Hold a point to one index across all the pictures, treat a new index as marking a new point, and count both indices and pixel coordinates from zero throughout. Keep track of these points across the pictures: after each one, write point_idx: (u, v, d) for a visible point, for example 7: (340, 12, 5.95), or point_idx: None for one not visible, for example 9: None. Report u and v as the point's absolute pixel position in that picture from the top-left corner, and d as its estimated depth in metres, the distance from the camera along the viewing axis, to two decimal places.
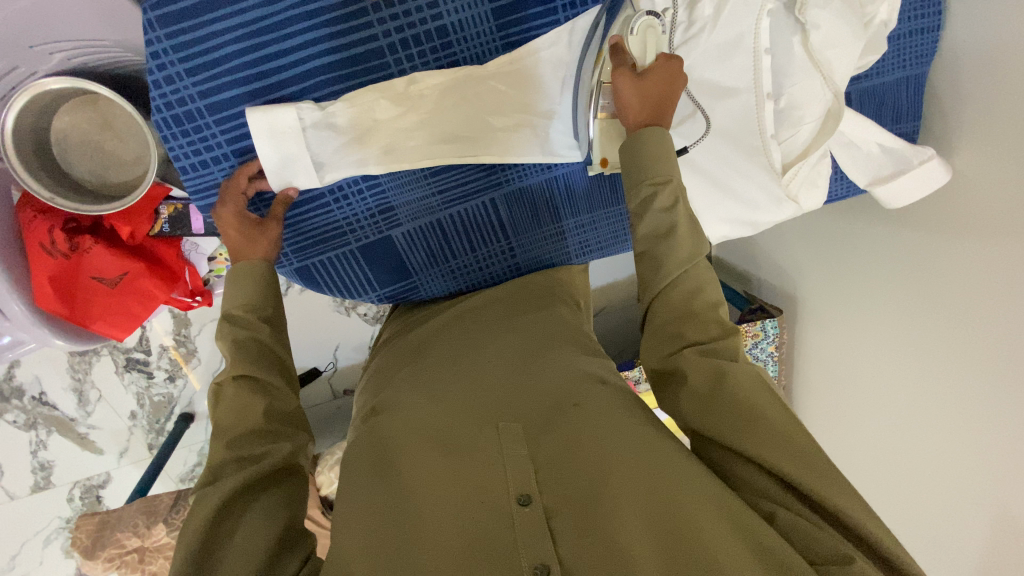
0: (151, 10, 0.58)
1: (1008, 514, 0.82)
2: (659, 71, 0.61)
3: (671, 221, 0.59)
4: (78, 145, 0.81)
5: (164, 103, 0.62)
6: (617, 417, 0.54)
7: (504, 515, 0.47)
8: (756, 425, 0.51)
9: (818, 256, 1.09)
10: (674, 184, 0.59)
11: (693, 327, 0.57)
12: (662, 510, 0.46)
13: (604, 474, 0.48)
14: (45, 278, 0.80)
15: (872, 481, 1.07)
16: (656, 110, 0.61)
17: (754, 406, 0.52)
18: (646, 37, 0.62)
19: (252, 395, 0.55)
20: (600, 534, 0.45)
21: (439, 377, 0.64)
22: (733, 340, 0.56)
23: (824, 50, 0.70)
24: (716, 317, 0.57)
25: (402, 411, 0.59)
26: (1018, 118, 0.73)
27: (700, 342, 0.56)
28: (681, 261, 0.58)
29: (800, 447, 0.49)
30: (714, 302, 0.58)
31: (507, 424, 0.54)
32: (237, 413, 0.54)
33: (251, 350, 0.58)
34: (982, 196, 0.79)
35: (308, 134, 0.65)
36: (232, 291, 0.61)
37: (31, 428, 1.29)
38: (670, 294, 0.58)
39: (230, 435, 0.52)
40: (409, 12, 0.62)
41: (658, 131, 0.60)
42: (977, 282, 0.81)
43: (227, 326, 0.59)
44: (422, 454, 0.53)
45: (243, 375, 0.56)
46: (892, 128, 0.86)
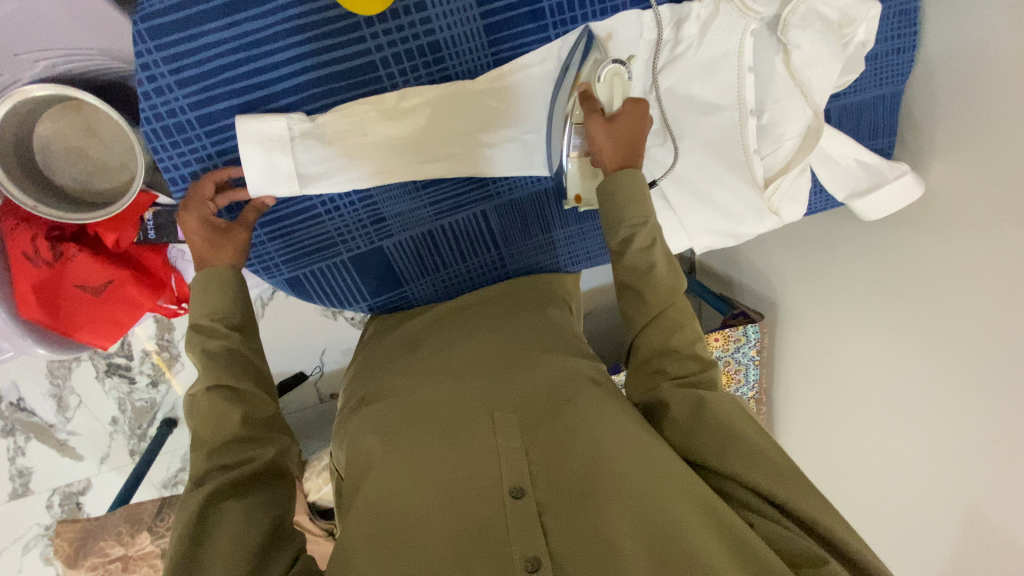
0: (141, 22, 0.58)
1: (976, 512, 0.86)
2: (631, 114, 0.64)
3: (649, 262, 0.62)
4: (62, 152, 0.80)
5: (154, 114, 0.61)
6: (607, 413, 0.55)
7: (497, 507, 0.48)
8: (735, 444, 0.53)
9: (798, 264, 1.13)
10: (652, 227, 0.61)
11: (675, 362, 0.59)
12: (649, 507, 0.47)
13: (595, 471, 0.50)
14: (28, 286, 0.80)
15: (849, 482, 1.10)
16: (631, 150, 0.63)
17: (733, 428, 0.54)
18: (613, 85, 0.65)
19: (228, 403, 0.55)
20: (590, 529, 0.46)
21: (431, 374, 0.65)
22: (712, 373, 0.59)
23: (805, 69, 0.72)
24: (695, 352, 0.59)
25: (394, 409, 0.60)
26: (986, 136, 0.76)
27: (683, 376, 0.58)
28: (662, 297, 0.61)
29: (777, 464, 0.51)
30: (695, 337, 0.60)
31: (501, 416, 0.55)
32: (213, 423, 0.53)
33: (228, 357, 0.58)
34: (954, 209, 0.82)
35: (297, 143, 0.65)
36: (199, 300, 0.60)
37: (9, 434, 1.27)
38: (656, 325, 0.61)
39: (211, 446, 0.52)
40: (402, 27, 0.63)
41: (632, 172, 0.62)
42: (948, 291, 0.84)
43: (202, 336, 0.59)
44: (417, 445, 0.54)
45: (221, 384, 0.56)
46: (869, 143, 0.90)
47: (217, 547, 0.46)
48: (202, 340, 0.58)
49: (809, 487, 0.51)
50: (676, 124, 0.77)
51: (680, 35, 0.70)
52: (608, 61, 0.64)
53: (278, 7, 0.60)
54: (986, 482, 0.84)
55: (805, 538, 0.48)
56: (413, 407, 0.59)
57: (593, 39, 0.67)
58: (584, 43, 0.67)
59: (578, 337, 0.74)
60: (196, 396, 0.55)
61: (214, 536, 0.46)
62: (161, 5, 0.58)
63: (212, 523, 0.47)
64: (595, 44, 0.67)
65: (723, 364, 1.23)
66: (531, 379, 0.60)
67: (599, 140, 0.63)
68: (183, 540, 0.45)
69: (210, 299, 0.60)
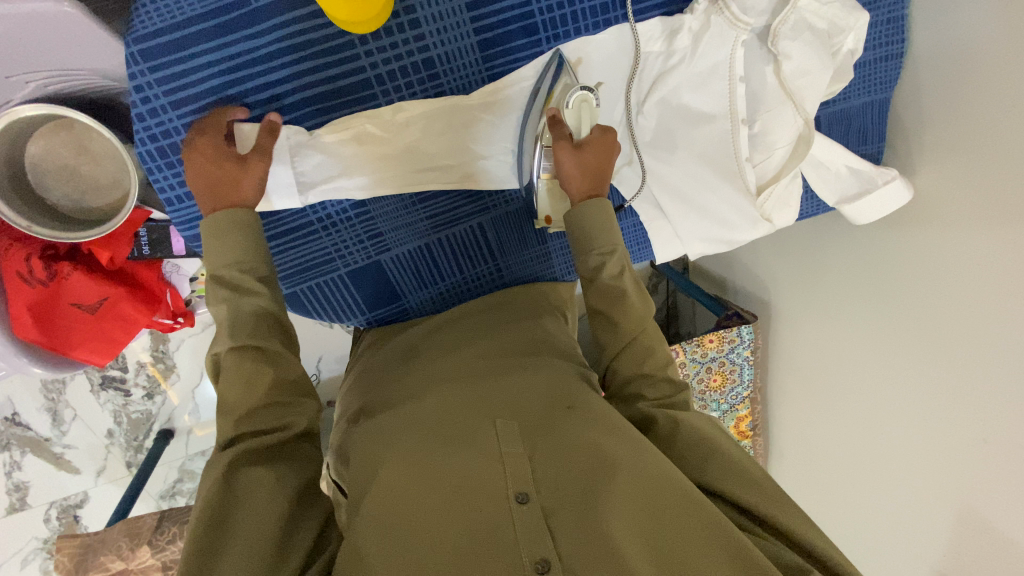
0: (135, 44, 0.58)
1: (964, 508, 0.88)
2: (598, 143, 0.65)
3: (620, 288, 0.63)
4: (54, 170, 0.80)
5: (149, 136, 0.61)
6: (607, 420, 0.56)
7: (503, 511, 0.48)
8: (717, 459, 0.55)
9: (792, 266, 1.15)
10: (620, 254, 0.63)
11: (650, 386, 0.61)
12: (651, 513, 0.48)
13: (599, 476, 0.50)
14: (24, 307, 0.79)
15: (841, 480, 1.12)
16: (598, 178, 0.65)
17: (712, 445, 0.56)
18: (581, 112, 0.67)
19: (257, 366, 0.54)
20: (596, 531, 0.46)
21: (429, 387, 0.65)
22: (685, 395, 0.60)
23: (795, 79, 0.73)
24: (666, 375, 0.61)
25: (395, 420, 0.60)
26: (973, 143, 0.78)
27: (659, 399, 0.60)
28: (633, 324, 0.63)
29: (756, 479, 0.53)
30: (665, 361, 0.62)
31: (504, 424, 0.56)
32: (242, 386, 0.53)
33: (253, 324, 0.56)
34: (939, 212, 0.84)
35: (295, 152, 0.66)
36: (216, 246, 0.56)
37: (4, 450, 1.26)
38: (629, 351, 0.63)
39: (239, 414, 0.52)
40: (396, 45, 0.63)
41: (598, 200, 0.64)
42: (935, 294, 0.86)
43: (229, 295, 0.56)
44: (423, 451, 0.54)
45: (247, 351, 0.54)
46: (859, 149, 0.91)
47: (243, 522, 0.46)
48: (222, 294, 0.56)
49: (788, 503, 0.52)
50: (669, 135, 0.78)
51: (673, 47, 0.71)
52: (576, 88, 0.66)
53: (273, 27, 0.60)
54: (974, 480, 0.86)
55: (787, 549, 0.49)
56: (415, 417, 0.60)
57: (563, 64, 0.68)
58: (554, 66, 0.68)
59: (575, 346, 0.74)
60: (222, 357, 0.54)
61: (238, 514, 0.47)
62: (154, 27, 0.58)
63: (236, 500, 0.47)
64: (567, 70, 0.68)
65: (717, 365, 1.25)
66: (530, 388, 0.61)
67: (567, 167, 0.64)
68: (207, 510, 0.46)
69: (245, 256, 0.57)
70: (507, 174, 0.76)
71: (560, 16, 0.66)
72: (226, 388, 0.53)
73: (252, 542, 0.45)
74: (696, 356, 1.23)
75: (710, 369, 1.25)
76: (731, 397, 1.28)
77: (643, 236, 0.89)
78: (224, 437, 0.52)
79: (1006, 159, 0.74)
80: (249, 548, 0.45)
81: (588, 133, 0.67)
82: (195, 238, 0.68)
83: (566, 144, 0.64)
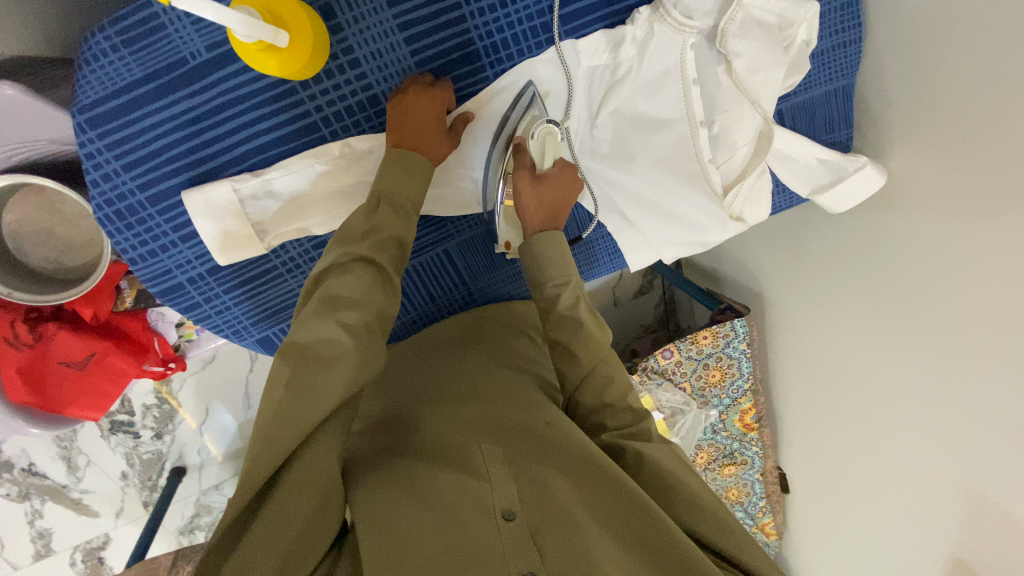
0: (80, 114, 0.59)
1: (972, 491, 0.86)
2: (562, 176, 0.66)
3: (576, 318, 0.63)
4: (31, 234, 0.81)
5: (105, 200, 0.62)
6: (582, 436, 0.58)
7: (490, 528, 0.48)
8: (682, 491, 0.56)
9: (780, 255, 1.13)
10: (574, 285, 0.64)
11: (611, 416, 0.63)
12: (629, 528, 0.50)
13: (579, 494, 0.52)
14: (13, 369, 0.82)
15: (849, 469, 1.10)
16: (554, 210, 0.66)
17: (675, 477, 0.57)
18: (545, 144, 0.69)
19: (378, 284, 0.52)
20: (581, 550, 0.47)
21: (399, 414, 0.63)
22: (646, 424, 0.62)
23: (749, 77, 0.72)
24: (627, 404, 0.63)
25: (374, 439, 0.60)
26: (942, 122, 0.76)
27: (620, 428, 0.62)
28: (592, 355, 0.63)
29: (714, 511, 0.55)
30: (625, 389, 0.63)
31: (489, 445, 0.55)
32: (363, 291, 0.51)
33: (383, 307, 0.52)
34: (914, 194, 0.82)
35: (248, 205, 0.67)
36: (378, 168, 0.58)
37: (24, 499, 1.27)
38: (590, 382, 0.63)
39: (343, 309, 0.49)
40: (339, 86, 0.64)
41: (553, 233, 0.65)
42: (920, 277, 0.84)
43: (365, 269, 0.52)
44: (407, 471, 0.54)
45: (370, 322, 0.50)
46: (826, 138, 0.89)
47: (273, 514, 0.41)
48: (345, 257, 0.52)
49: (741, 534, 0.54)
50: (626, 147, 0.77)
51: (618, 58, 0.70)
52: (541, 121, 0.68)
53: (214, 82, 0.60)
54: (978, 462, 0.84)
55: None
56: (394, 442, 0.58)
57: (534, 96, 0.70)
58: (526, 98, 0.69)
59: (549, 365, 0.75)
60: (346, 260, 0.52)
61: (268, 502, 0.41)
62: (96, 95, 0.59)
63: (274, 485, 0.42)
64: (537, 103, 0.70)
65: (714, 361, 1.22)
66: (507, 406, 0.61)
67: (524, 198, 0.64)
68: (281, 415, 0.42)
69: (379, 247, 0.54)
70: (473, 200, 0.77)
71: (501, 41, 0.66)
72: (327, 336, 0.46)
73: (268, 548, 0.39)
74: (691, 354, 1.22)
75: (707, 366, 1.22)
76: (732, 391, 1.23)
77: (613, 248, 0.91)
78: (319, 316, 0.48)
79: (977, 135, 0.72)
80: (265, 557, 0.39)
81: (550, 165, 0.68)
82: (163, 294, 0.69)
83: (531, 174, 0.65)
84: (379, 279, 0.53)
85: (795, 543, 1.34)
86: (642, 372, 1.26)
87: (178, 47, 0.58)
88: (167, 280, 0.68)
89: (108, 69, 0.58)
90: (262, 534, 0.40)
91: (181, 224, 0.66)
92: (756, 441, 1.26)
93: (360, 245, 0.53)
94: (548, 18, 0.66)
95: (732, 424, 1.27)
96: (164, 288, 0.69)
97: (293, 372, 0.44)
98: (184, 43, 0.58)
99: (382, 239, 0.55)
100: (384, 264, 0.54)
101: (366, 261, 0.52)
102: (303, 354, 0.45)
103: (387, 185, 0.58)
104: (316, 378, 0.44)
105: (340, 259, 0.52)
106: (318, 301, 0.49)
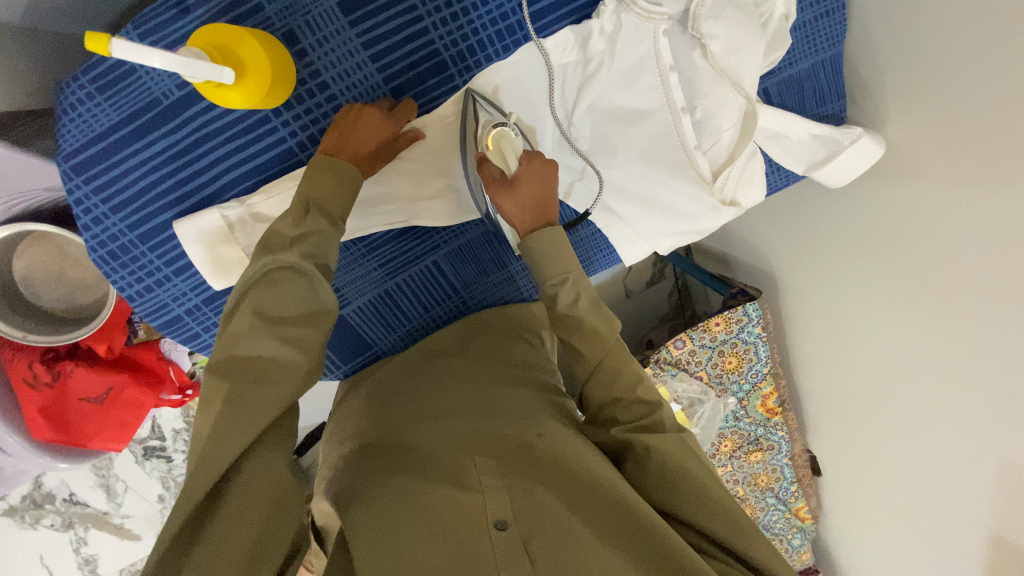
0: (65, 162, 0.62)
1: (1003, 462, 0.82)
2: (539, 169, 0.65)
3: (578, 314, 0.64)
4: (42, 278, 0.85)
5: (98, 242, 0.65)
6: (578, 444, 0.58)
7: (483, 540, 0.48)
8: (688, 489, 0.53)
9: (787, 234, 1.09)
10: (573, 281, 0.64)
11: (622, 410, 0.61)
12: (626, 534, 0.49)
13: (574, 501, 0.52)
14: (35, 410, 0.86)
15: (876, 448, 1.06)
16: (547, 203, 0.66)
17: (684, 472, 0.54)
18: (502, 148, 0.65)
19: (302, 291, 0.53)
20: (572, 553, 0.48)
21: (395, 429, 0.63)
22: (659, 415, 0.59)
23: (726, 58, 0.69)
24: (639, 396, 0.60)
25: (373, 455, 0.60)
26: (939, 84, 0.72)
27: (631, 422, 0.60)
28: (597, 350, 0.63)
29: (722, 503, 0.53)
30: (636, 380, 0.61)
31: (483, 457, 0.55)
32: (283, 299, 0.52)
33: (318, 319, 0.53)
34: (919, 160, 0.78)
35: (236, 229, 0.67)
36: (318, 175, 0.57)
37: (69, 528, 1.31)
38: (598, 375, 0.63)
39: (263, 319, 0.50)
40: (310, 109, 0.64)
41: (553, 227, 0.65)
42: (935, 245, 0.80)
43: (303, 281, 0.53)
44: (403, 487, 0.54)
45: (305, 337, 0.52)
46: (819, 112, 0.85)
47: (226, 520, 0.42)
48: (271, 266, 0.52)
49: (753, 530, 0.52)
50: (607, 141, 0.76)
51: (588, 53, 0.70)
52: (490, 126, 0.65)
53: (187, 119, 0.62)
54: (1007, 431, 0.80)
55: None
56: (393, 458, 0.58)
57: (478, 100, 0.67)
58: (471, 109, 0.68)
59: (555, 372, 0.74)
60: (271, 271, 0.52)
61: (220, 508, 0.43)
62: (79, 142, 0.61)
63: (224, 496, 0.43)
64: (484, 106, 0.67)
65: (729, 347, 1.18)
66: (499, 419, 0.61)
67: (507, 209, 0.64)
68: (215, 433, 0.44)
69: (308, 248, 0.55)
70: (464, 207, 0.77)
71: (465, 49, 0.67)
72: (266, 356, 0.49)
73: (225, 554, 0.40)
74: (704, 342, 1.17)
75: (722, 352, 1.18)
76: (751, 376, 1.19)
77: (604, 244, 0.90)
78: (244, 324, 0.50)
79: (976, 92, 0.69)
80: (225, 559, 0.40)
81: (517, 166, 0.65)
82: (163, 327, 0.70)
83: (500, 184, 0.63)
84: (312, 289, 0.53)
85: (832, 528, 1.29)
86: (655, 364, 1.20)
87: (149, 88, 0.60)
88: (165, 313, 0.70)
89: (87, 115, 0.60)
90: (215, 539, 0.41)
91: (172, 258, 0.67)
92: (780, 425, 1.21)
93: (291, 253, 0.53)
94: (511, 20, 0.66)
95: (754, 410, 1.22)
96: (164, 321, 0.70)
97: (231, 389, 0.47)
98: (154, 84, 0.60)
99: (313, 246, 0.55)
100: (316, 272, 0.54)
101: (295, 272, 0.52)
102: (241, 369, 0.48)
103: (317, 191, 0.57)
104: (252, 395, 0.47)
105: (268, 269, 0.52)
106: (249, 320, 0.50)
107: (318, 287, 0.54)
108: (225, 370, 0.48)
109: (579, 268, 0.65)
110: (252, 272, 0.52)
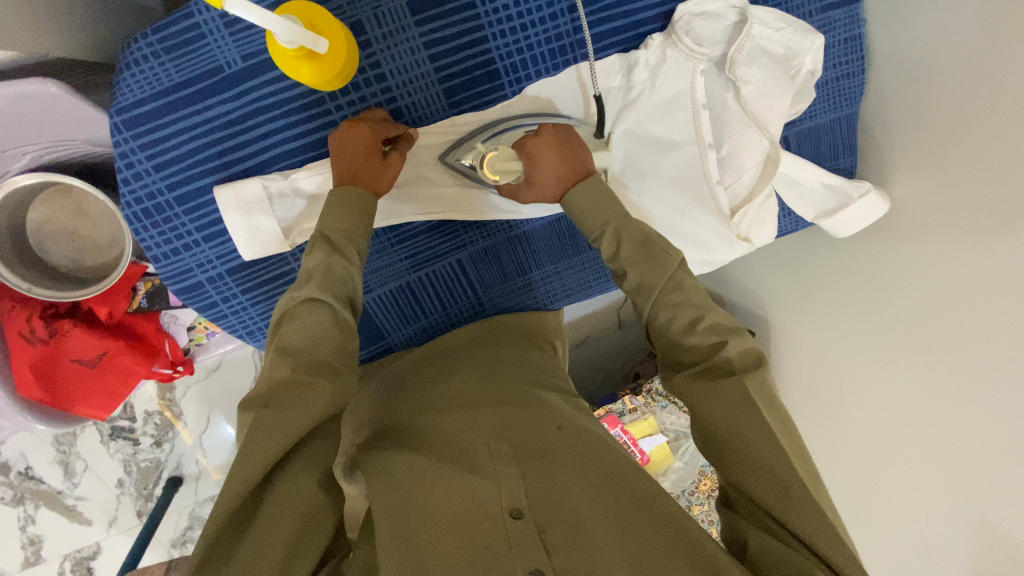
0: (118, 114, 0.62)
1: (978, 520, 0.82)
2: (536, 146, 0.65)
3: (620, 266, 0.64)
4: (55, 233, 0.83)
5: (134, 198, 0.65)
6: (596, 444, 0.57)
7: (496, 529, 0.48)
8: (741, 452, 0.53)
9: (783, 280, 1.14)
10: (612, 230, 0.64)
11: (686, 352, 0.60)
12: (644, 533, 0.49)
13: (590, 498, 0.51)
14: (25, 365, 0.82)
15: (852, 501, 1.05)
16: (572, 161, 0.66)
17: (733, 433, 0.54)
18: (503, 162, 0.67)
19: (328, 323, 0.53)
20: (588, 550, 0.47)
21: (410, 417, 0.63)
22: (723, 355, 0.57)
23: (756, 103, 0.75)
24: (698, 338, 0.59)
25: (388, 441, 0.60)
26: (945, 148, 0.79)
27: (695, 363, 0.59)
28: (644, 298, 0.62)
29: (775, 470, 0.51)
30: (694, 319, 0.60)
31: (498, 446, 0.55)
32: (312, 337, 0.52)
33: (341, 343, 0.53)
34: (925, 216, 0.83)
35: (275, 201, 0.68)
36: (336, 210, 0.60)
37: (18, 504, 1.23)
38: (654, 325, 0.63)
39: (281, 355, 0.51)
40: (365, 97, 0.67)
41: (589, 179, 0.66)
42: (930, 298, 0.84)
43: (320, 312, 0.53)
44: (417, 469, 0.54)
45: (326, 361, 0.52)
46: (832, 164, 0.93)
47: (260, 531, 0.43)
48: (294, 302, 0.54)
49: (801, 497, 0.49)
50: (637, 165, 0.79)
51: (631, 81, 0.75)
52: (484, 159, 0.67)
53: (246, 90, 0.63)
54: (981, 487, 0.81)
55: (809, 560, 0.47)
56: (409, 441, 0.58)
57: (452, 160, 0.72)
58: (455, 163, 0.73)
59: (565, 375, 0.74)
60: (296, 307, 0.54)
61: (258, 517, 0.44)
62: (135, 97, 0.62)
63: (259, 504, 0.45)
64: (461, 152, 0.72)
65: None
66: (517, 409, 0.60)
67: (541, 195, 0.68)
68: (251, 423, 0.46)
69: (330, 282, 0.56)
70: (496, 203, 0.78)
71: (520, 62, 0.70)
72: (287, 382, 0.49)
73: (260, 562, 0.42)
74: None
75: None
76: None
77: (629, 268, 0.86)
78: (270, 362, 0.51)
79: (980, 155, 0.74)
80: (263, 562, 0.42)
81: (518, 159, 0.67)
82: (181, 292, 0.70)
83: (525, 186, 0.67)
84: (334, 319, 0.54)
85: None
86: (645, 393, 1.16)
87: (215, 56, 0.62)
88: (187, 278, 0.69)
89: (148, 72, 0.61)
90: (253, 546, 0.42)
91: (205, 223, 0.67)
92: None
93: (309, 287, 0.54)
94: (566, 41, 0.71)
95: None
96: (184, 286, 0.69)
97: (256, 412, 0.46)
98: (221, 52, 0.62)
99: (331, 276, 0.56)
100: (336, 301, 0.55)
101: (312, 303, 0.53)
102: (269, 400, 0.47)
103: (331, 223, 0.59)
104: (264, 418, 0.46)
105: (286, 309, 0.53)
106: (272, 356, 0.51)
107: (341, 314, 0.55)
108: (256, 401, 0.48)
109: (619, 214, 0.65)
110: (279, 310, 0.55)
